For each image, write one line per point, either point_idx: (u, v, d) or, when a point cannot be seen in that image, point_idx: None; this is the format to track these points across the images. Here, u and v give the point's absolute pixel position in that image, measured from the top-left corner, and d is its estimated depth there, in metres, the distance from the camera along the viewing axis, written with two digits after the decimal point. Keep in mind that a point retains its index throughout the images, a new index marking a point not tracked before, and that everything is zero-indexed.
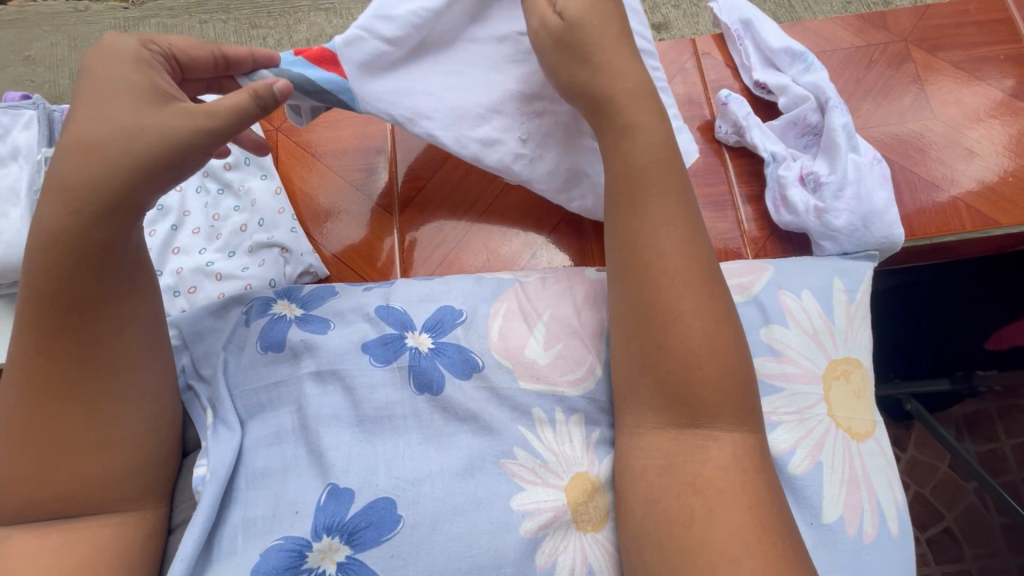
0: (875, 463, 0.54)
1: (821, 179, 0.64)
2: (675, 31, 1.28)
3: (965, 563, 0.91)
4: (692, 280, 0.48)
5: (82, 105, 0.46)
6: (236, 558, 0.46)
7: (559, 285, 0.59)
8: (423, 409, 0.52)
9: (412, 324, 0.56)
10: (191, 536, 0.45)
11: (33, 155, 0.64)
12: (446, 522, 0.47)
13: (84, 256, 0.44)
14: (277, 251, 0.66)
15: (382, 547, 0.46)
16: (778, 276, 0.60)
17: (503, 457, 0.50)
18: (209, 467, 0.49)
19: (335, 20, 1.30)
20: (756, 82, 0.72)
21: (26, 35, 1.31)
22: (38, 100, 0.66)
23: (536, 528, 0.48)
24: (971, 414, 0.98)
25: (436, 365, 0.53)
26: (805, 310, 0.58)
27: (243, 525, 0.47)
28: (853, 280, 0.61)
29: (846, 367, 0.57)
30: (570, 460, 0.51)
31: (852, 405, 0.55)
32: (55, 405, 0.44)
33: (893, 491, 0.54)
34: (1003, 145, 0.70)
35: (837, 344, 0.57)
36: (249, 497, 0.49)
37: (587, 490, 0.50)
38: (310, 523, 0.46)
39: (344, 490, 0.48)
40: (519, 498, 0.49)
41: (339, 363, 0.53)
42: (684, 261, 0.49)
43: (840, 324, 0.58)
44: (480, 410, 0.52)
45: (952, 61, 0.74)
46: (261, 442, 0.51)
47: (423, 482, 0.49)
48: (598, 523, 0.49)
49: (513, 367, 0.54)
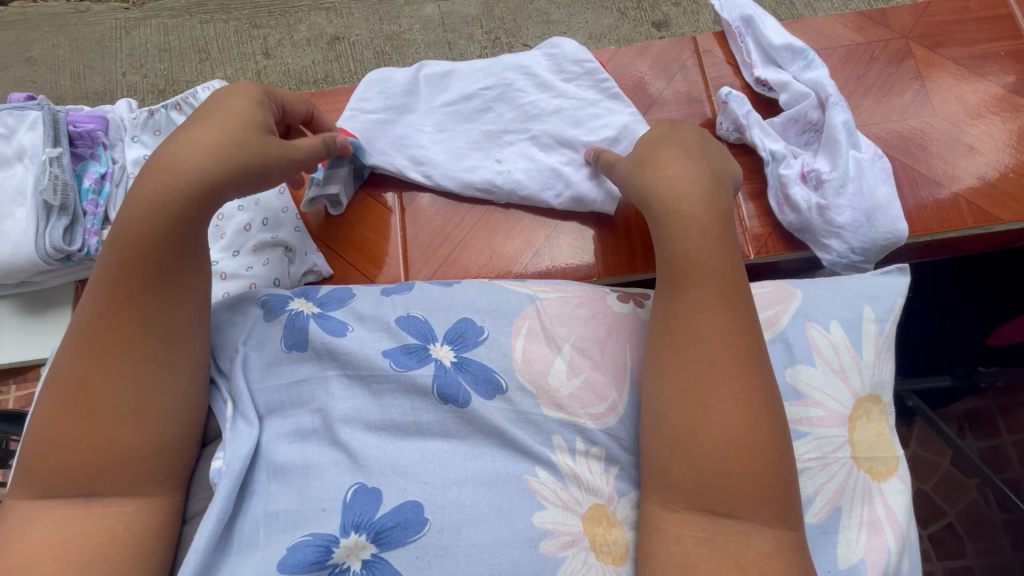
0: (899, 500, 0.54)
1: (822, 176, 0.64)
2: (675, 28, 1.28)
3: (967, 559, 0.91)
4: (723, 328, 0.48)
5: (198, 121, 0.50)
6: (259, 551, 0.46)
7: (583, 308, 0.58)
8: (447, 421, 0.52)
9: (434, 335, 0.56)
10: (206, 526, 0.46)
11: (38, 155, 0.64)
12: (472, 529, 0.47)
13: (166, 229, 0.47)
14: (282, 250, 0.66)
15: (407, 548, 0.46)
16: (807, 307, 0.59)
17: (525, 474, 0.51)
18: (226, 460, 0.49)
19: (336, 19, 1.30)
20: (757, 79, 0.72)
21: (27, 37, 1.32)
22: (42, 101, 0.66)
23: (556, 548, 0.48)
24: (972, 411, 0.98)
25: (458, 379, 0.53)
26: (833, 346, 0.57)
27: (265, 518, 0.48)
28: (884, 309, 0.59)
29: (868, 406, 0.56)
30: (590, 489, 0.51)
31: (874, 443, 0.55)
32: (111, 369, 0.46)
33: (912, 528, 0.53)
34: (1004, 141, 0.70)
35: (864, 379, 0.56)
36: (272, 491, 0.49)
37: (602, 524, 0.50)
38: (338, 520, 0.47)
39: (371, 490, 0.48)
40: (541, 516, 0.49)
41: (364, 369, 0.53)
42: (717, 305, 0.49)
43: (868, 359, 0.57)
44: (505, 429, 0.52)
45: (952, 58, 0.74)
46: (283, 439, 0.51)
47: (450, 488, 0.49)
48: (619, 557, 0.49)
49: (537, 395, 0.53)
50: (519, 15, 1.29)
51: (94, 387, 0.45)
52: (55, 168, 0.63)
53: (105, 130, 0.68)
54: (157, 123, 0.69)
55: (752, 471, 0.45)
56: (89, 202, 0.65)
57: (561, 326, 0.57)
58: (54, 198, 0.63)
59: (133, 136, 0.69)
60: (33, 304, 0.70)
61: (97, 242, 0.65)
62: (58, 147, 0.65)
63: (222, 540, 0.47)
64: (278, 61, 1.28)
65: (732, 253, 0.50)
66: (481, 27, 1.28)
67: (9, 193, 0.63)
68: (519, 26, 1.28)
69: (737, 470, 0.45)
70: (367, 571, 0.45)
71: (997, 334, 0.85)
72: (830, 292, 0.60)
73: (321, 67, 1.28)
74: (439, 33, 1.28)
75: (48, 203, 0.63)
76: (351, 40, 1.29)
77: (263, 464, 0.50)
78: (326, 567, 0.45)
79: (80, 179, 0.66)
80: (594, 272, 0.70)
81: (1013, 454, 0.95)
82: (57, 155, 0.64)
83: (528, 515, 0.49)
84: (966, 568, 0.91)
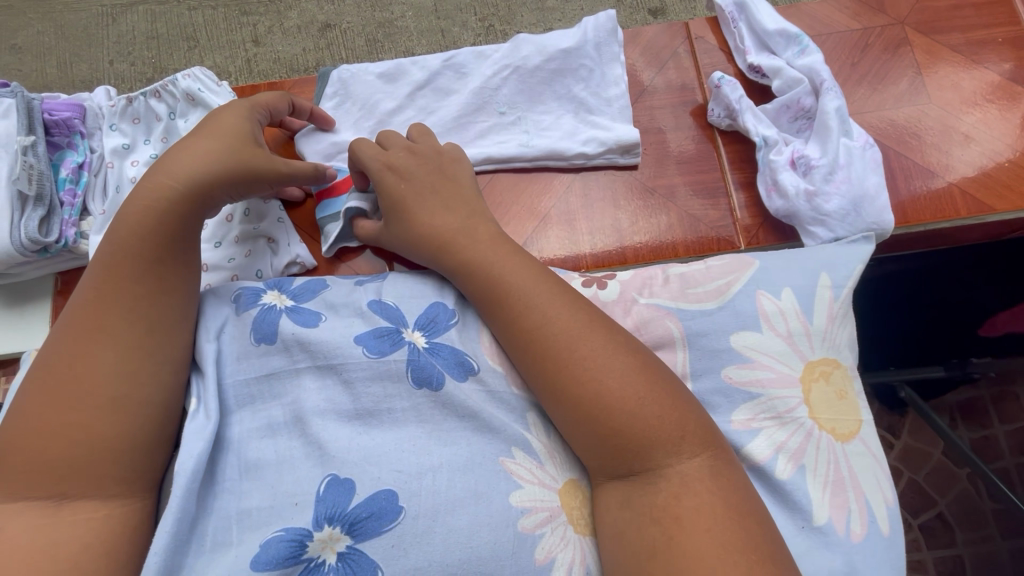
0: (861, 463, 0.54)
1: (812, 163, 0.64)
2: (671, 15, 1.26)
3: (957, 548, 0.91)
4: (583, 317, 0.51)
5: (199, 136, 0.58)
6: (233, 550, 0.45)
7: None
8: (421, 404, 0.51)
9: (406, 321, 0.56)
10: (166, 525, 0.44)
11: (11, 145, 0.62)
12: (449, 514, 0.46)
13: (130, 254, 0.51)
14: (264, 241, 0.67)
15: (382, 538, 0.45)
16: (761, 275, 0.59)
17: (502, 456, 0.50)
18: (185, 454, 0.47)
19: (327, 6, 1.28)
20: (750, 65, 0.71)
21: (10, 25, 1.28)
22: (15, 88, 0.64)
23: (533, 526, 0.47)
24: (964, 402, 0.98)
25: (433, 362, 0.53)
26: (782, 312, 0.57)
27: (237, 516, 0.47)
28: (841, 274, 0.59)
29: (824, 370, 0.56)
30: (564, 464, 0.51)
31: (834, 405, 0.55)
32: (46, 400, 0.46)
33: (884, 491, 0.54)
34: (1001, 130, 0.69)
35: (814, 344, 0.57)
36: (245, 488, 0.48)
37: (579, 497, 0.50)
38: (310, 514, 0.46)
39: (345, 480, 0.47)
40: (517, 495, 0.48)
41: (334, 357, 0.52)
42: (561, 304, 0.52)
43: (818, 324, 0.57)
44: (480, 408, 0.51)
45: (950, 44, 0.73)
46: (253, 434, 0.50)
47: (425, 475, 0.47)
48: (587, 527, 0.49)
49: (505, 375, 0.55)
50: (512, 3, 1.27)
51: (43, 417, 0.45)
52: (29, 157, 0.62)
53: (82, 118, 0.67)
54: (136, 111, 0.68)
55: (672, 447, 0.45)
56: (67, 192, 0.65)
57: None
58: (29, 188, 0.61)
59: (111, 123, 0.68)
60: (14, 296, 0.68)
61: (75, 233, 0.64)
62: (32, 135, 0.63)
63: (188, 540, 0.45)
64: (269, 49, 1.26)
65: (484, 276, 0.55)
66: (475, 14, 1.26)
67: None
68: (513, 13, 1.26)
69: (635, 423, 0.46)
70: (343, 563, 0.45)
71: (990, 325, 0.85)
72: (786, 262, 0.60)
73: (311, 55, 1.26)
74: (432, 21, 1.26)
75: (22, 194, 0.62)
76: (342, 27, 1.26)
77: (235, 461, 0.49)
78: (301, 561, 0.44)
79: (57, 169, 0.65)
80: (582, 262, 0.69)
81: (1004, 445, 0.95)
82: (31, 144, 0.62)
83: (501, 496, 0.48)
84: (956, 557, 0.91)
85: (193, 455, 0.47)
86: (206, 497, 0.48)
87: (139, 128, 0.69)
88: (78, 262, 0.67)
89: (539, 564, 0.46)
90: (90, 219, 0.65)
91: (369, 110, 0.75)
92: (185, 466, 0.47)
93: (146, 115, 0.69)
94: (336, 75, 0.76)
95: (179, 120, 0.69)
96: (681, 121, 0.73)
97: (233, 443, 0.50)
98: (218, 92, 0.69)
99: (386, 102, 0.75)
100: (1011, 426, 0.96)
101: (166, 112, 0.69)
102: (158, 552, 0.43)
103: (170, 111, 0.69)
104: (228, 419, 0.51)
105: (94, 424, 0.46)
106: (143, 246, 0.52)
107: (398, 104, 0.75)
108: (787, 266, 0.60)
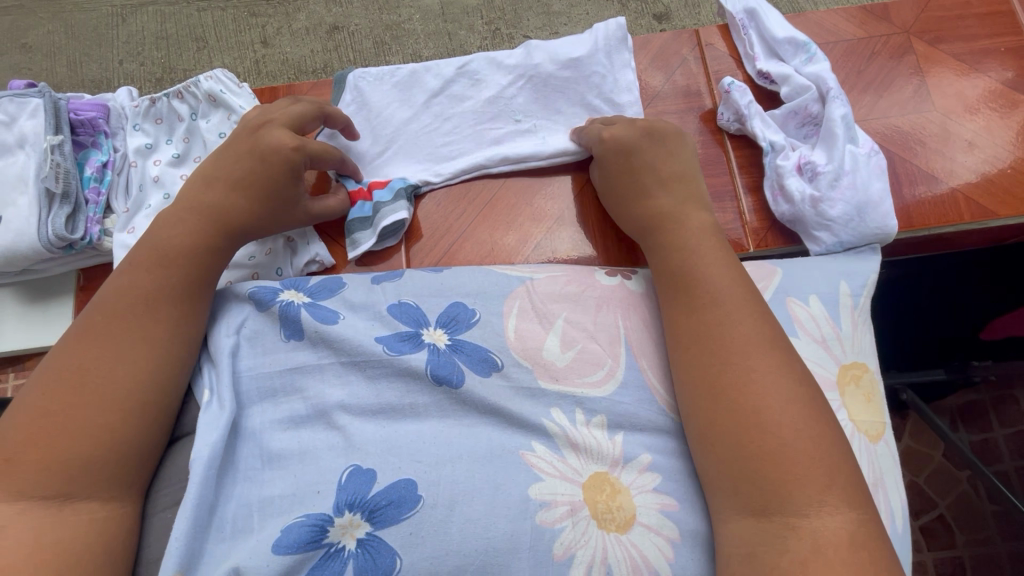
0: (885, 464, 0.55)
1: (818, 168, 0.65)
2: (676, 21, 1.28)
3: (958, 549, 0.92)
4: (766, 340, 0.50)
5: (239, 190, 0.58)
6: (254, 535, 0.46)
7: (572, 285, 0.60)
8: (442, 402, 0.52)
9: (426, 321, 0.57)
10: (189, 510, 0.46)
11: (39, 144, 0.64)
12: (466, 504, 0.47)
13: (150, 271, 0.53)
14: (284, 241, 0.69)
15: (401, 526, 0.46)
16: (787, 282, 0.60)
17: (523, 448, 0.51)
18: (206, 444, 0.49)
19: (337, 9, 1.29)
20: (759, 71, 0.73)
21: (21, 23, 1.30)
22: (43, 89, 0.66)
23: (552, 519, 0.47)
24: (965, 405, 1.00)
25: (453, 361, 0.54)
26: (814, 318, 0.58)
27: (258, 504, 0.48)
28: (858, 283, 0.61)
29: (856, 373, 0.57)
30: (590, 456, 0.51)
31: (864, 409, 0.56)
32: (51, 406, 0.46)
33: (898, 492, 0.55)
34: (1003, 137, 0.70)
35: (846, 348, 0.58)
36: (267, 477, 0.49)
37: (605, 490, 0.49)
38: (333, 500, 0.47)
39: (366, 471, 0.48)
40: (536, 487, 0.49)
41: (357, 354, 0.54)
42: (745, 323, 0.50)
43: (847, 330, 0.58)
44: (504, 404, 0.52)
45: (953, 53, 0.75)
46: (272, 425, 0.52)
47: (445, 465, 0.49)
48: (622, 524, 0.48)
49: (532, 368, 0.54)
50: (520, 7, 1.28)
51: (48, 422, 0.45)
52: (57, 156, 0.63)
53: (106, 118, 0.68)
54: (159, 111, 0.70)
55: (823, 491, 0.43)
56: (91, 190, 0.66)
57: (551, 303, 0.58)
58: (56, 185, 0.63)
59: (134, 124, 0.70)
60: (32, 293, 0.69)
61: (99, 231, 0.65)
62: (60, 135, 0.65)
63: (210, 526, 0.47)
64: (278, 50, 1.28)
65: (693, 288, 0.54)
66: (482, 18, 1.28)
67: (11, 180, 0.63)
68: (520, 17, 1.28)
69: (793, 461, 0.44)
70: (362, 550, 0.45)
71: (990, 329, 0.87)
72: (805, 266, 0.62)
73: (319, 57, 1.27)
74: (441, 24, 1.28)
75: (50, 191, 0.63)
76: (350, 29, 1.28)
77: (257, 450, 0.51)
78: (322, 546, 0.45)
79: (81, 168, 0.67)
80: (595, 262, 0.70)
81: (1004, 447, 0.95)
82: (59, 143, 0.64)
83: (522, 488, 0.48)
84: (956, 557, 0.92)
85: (215, 442, 0.49)
86: (227, 484, 0.49)
87: (161, 129, 0.70)
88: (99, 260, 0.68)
89: (557, 560, 0.46)
90: (114, 217, 0.66)
91: (385, 114, 0.76)
92: (201, 455, 0.48)
93: (169, 115, 0.70)
94: (358, 82, 0.77)
95: (200, 121, 0.70)
96: (691, 125, 0.75)
97: (252, 433, 0.51)
98: (240, 93, 0.70)
99: (404, 107, 0.76)
100: (1011, 430, 0.96)
101: (188, 113, 0.70)
102: (181, 536, 0.45)
103: (192, 112, 0.70)
104: (248, 409, 0.52)
105: (99, 428, 0.46)
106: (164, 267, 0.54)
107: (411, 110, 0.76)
108: (794, 268, 0.62)
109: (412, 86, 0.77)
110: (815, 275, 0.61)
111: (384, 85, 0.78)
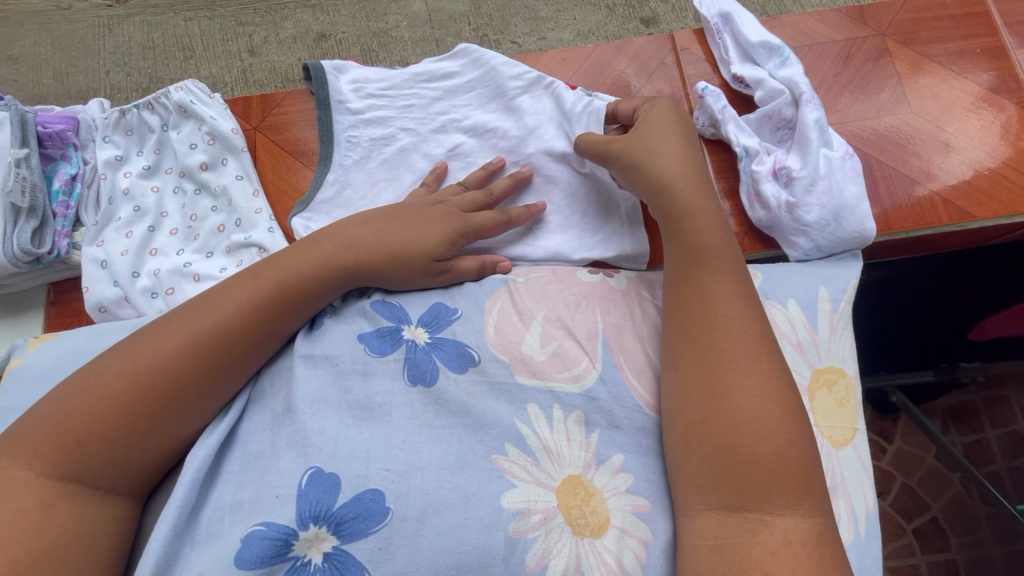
0: (852, 468, 0.56)
1: (793, 174, 0.65)
2: (662, 25, 1.28)
3: (951, 552, 0.91)
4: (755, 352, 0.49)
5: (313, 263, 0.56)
6: (223, 542, 0.44)
7: (551, 286, 0.60)
8: (414, 402, 0.51)
9: (410, 319, 0.57)
10: (168, 514, 0.46)
11: (4, 157, 0.63)
12: (435, 515, 0.45)
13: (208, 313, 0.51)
14: (254, 251, 0.65)
15: (369, 539, 0.44)
16: (766, 285, 0.61)
17: (493, 452, 0.49)
18: (198, 446, 0.50)
19: (321, 17, 1.29)
20: (733, 75, 0.73)
21: (7, 35, 1.29)
22: (9, 101, 0.66)
23: (524, 529, 0.46)
24: (956, 407, 0.99)
25: (431, 358, 0.53)
26: (791, 321, 0.59)
27: (231, 507, 0.46)
28: (838, 290, 0.62)
29: (830, 378, 0.58)
30: (563, 461, 0.50)
31: (834, 413, 0.57)
32: (80, 429, 0.45)
33: (865, 495, 0.55)
34: (981, 138, 0.70)
35: (820, 353, 0.59)
36: (241, 480, 0.48)
37: (579, 494, 0.49)
38: (293, 510, 0.44)
39: (329, 475, 0.46)
40: (508, 497, 0.47)
41: (327, 357, 0.53)
42: (739, 333, 0.50)
43: (823, 335, 0.59)
44: (473, 403, 0.51)
45: (931, 55, 0.75)
46: (258, 428, 0.51)
47: (413, 474, 0.47)
48: (597, 529, 0.47)
49: (510, 362, 0.54)
50: (505, 13, 1.28)
51: (75, 444, 0.45)
52: (23, 169, 0.63)
53: (75, 131, 0.68)
54: (129, 123, 0.69)
55: (787, 501, 0.44)
56: (59, 204, 0.65)
57: (531, 303, 0.58)
58: (22, 200, 0.62)
59: (104, 136, 0.69)
60: (3, 307, 0.69)
61: (67, 245, 0.65)
62: (25, 149, 0.64)
63: (187, 529, 0.46)
64: (264, 59, 1.28)
65: (692, 292, 0.53)
66: (467, 25, 1.28)
67: None
68: (506, 23, 1.28)
69: (765, 458, 0.45)
70: (329, 564, 0.44)
71: (979, 330, 0.86)
72: (785, 275, 0.62)
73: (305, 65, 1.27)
74: (426, 31, 1.27)
75: (16, 206, 0.63)
76: (336, 37, 1.28)
77: (240, 455, 0.50)
78: (287, 560, 0.43)
79: (50, 181, 0.66)
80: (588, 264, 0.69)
81: (997, 449, 0.94)
82: (24, 156, 0.63)
83: (493, 496, 0.47)
84: (949, 561, 0.91)
85: (209, 447, 0.50)
86: (210, 488, 0.49)
87: (132, 141, 0.69)
88: (72, 273, 0.68)
89: (529, 571, 0.45)
90: (83, 230, 0.66)
91: (349, 114, 0.73)
92: (195, 458, 0.49)
93: (139, 125, 0.70)
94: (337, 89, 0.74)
95: (171, 131, 0.69)
96: None
97: (241, 438, 0.51)
98: (211, 104, 0.70)
99: (381, 116, 0.73)
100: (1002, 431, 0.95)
101: (159, 124, 0.69)
102: (159, 538, 0.45)
103: (162, 123, 0.69)
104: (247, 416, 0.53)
105: (112, 455, 0.46)
106: (224, 307, 0.52)
107: (378, 114, 0.73)
108: (772, 273, 0.63)
109: (393, 99, 0.74)
110: (782, 278, 0.62)
111: (363, 93, 0.75)
